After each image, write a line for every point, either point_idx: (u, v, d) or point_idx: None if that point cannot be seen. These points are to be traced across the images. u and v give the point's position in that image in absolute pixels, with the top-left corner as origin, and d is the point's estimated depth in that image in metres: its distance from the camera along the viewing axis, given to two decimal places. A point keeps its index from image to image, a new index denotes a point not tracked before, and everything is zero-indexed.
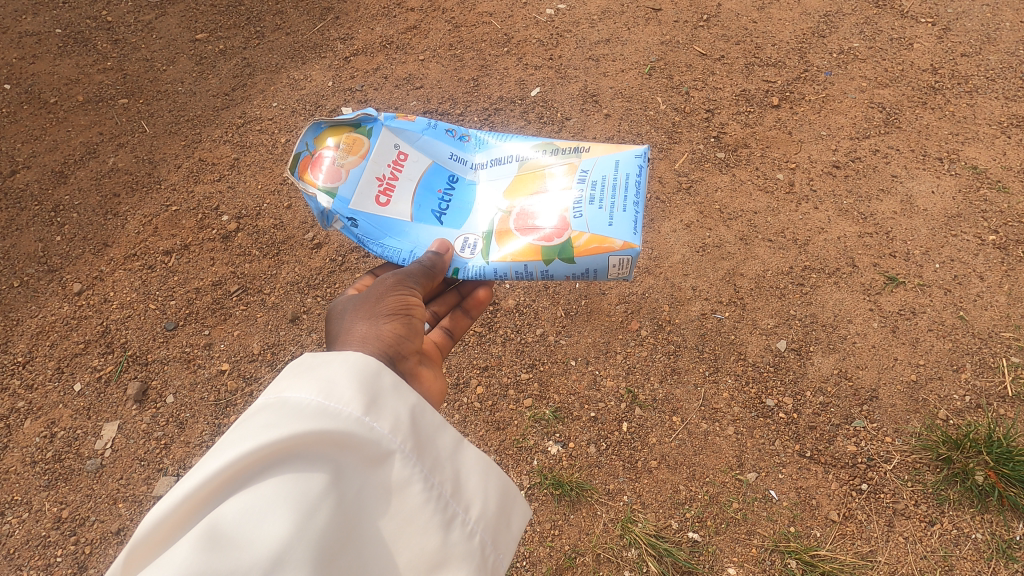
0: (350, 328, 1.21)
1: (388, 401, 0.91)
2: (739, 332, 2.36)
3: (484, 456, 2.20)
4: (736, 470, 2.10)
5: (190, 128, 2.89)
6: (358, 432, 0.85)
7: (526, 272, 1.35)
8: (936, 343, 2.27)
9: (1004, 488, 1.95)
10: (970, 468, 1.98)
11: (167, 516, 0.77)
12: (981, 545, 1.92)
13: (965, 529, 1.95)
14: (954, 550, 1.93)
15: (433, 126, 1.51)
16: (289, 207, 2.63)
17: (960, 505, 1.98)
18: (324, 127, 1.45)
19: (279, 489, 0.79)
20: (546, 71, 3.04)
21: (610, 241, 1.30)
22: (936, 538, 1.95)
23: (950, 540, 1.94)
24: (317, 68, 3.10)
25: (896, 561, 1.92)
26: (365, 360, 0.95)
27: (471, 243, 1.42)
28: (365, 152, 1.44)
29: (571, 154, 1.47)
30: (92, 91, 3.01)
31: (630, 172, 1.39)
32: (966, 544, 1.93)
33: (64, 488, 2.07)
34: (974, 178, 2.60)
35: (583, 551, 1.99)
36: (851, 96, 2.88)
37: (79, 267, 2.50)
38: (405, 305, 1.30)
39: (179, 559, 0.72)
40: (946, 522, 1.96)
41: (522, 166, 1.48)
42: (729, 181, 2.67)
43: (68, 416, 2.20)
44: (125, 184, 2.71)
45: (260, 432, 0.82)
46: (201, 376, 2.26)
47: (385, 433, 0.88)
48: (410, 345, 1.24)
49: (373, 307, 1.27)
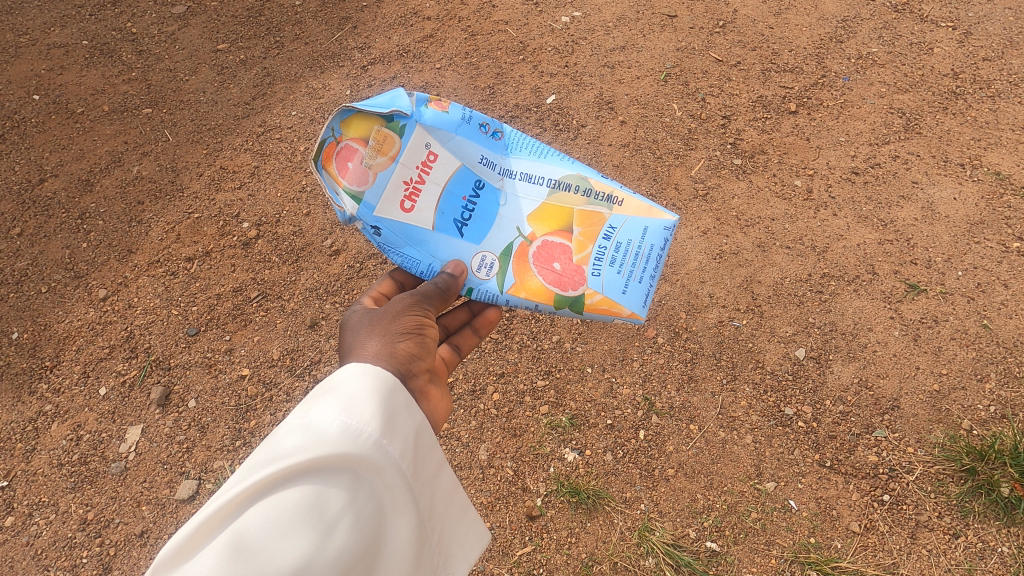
0: (363, 344, 1.21)
1: (397, 427, 0.95)
2: (757, 339, 2.34)
3: (501, 463, 2.20)
4: (754, 479, 2.09)
5: (212, 136, 2.94)
6: (375, 456, 0.89)
7: (534, 308, 1.37)
8: (959, 352, 2.24)
9: None
10: (996, 480, 1.95)
11: (204, 522, 0.78)
12: (1007, 559, 1.88)
13: (990, 543, 1.91)
14: (979, 563, 1.89)
15: (467, 121, 1.37)
16: (308, 214, 2.67)
17: (985, 518, 1.94)
18: (352, 113, 1.32)
19: (306, 502, 0.82)
20: (561, 78, 3.05)
21: (619, 307, 1.36)
22: (960, 551, 1.91)
23: (974, 553, 1.91)
24: (336, 77, 3.15)
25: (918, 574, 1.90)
26: (379, 382, 0.99)
27: (488, 263, 1.37)
28: (394, 153, 1.34)
29: (603, 201, 1.39)
30: (116, 101, 3.08)
31: (655, 245, 1.38)
32: (992, 557, 1.89)
33: (89, 490, 2.11)
34: (997, 184, 2.56)
35: (600, 560, 1.99)
36: (869, 101, 2.86)
37: (104, 274, 2.55)
38: (420, 324, 1.29)
39: (215, 568, 0.74)
40: (971, 535, 1.93)
41: (552, 195, 1.39)
42: (746, 188, 2.66)
43: (93, 419, 2.24)
44: (149, 192, 2.76)
45: (289, 448, 0.85)
46: (223, 381, 2.29)
47: (394, 456, 0.92)
48: (422, 365, 1.23)
49: (388, 325, 1.27)
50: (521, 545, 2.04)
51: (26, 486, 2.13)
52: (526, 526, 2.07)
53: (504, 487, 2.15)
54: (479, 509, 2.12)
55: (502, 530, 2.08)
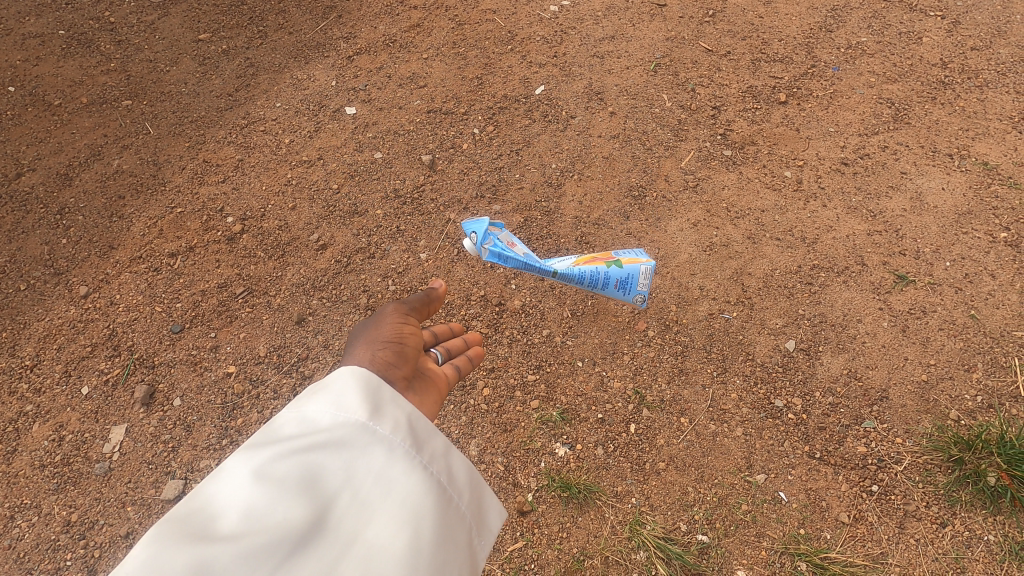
0: (342, 360, 1.10)
1: (387, 415, 0.91)
2: (747, 332, 2.33)
3: (492, 458, 2.17)
4: (745, 471, 2.08)
5: (193, 129, 2.89)
6: (356, 437, 0.86)
7: None
8: (947, 343, 2.25)
9: (1017, 489, 1.93)
10: (982, 469, 1.96)
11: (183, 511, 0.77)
12: (993, 547, 1.90)
13: (977, 531, 1.93)
14: (966, 551, 1.91)
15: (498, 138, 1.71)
16: (293, 208, 2.64)
17: (972, 507, 1.96)
18: None
19: (284, 482, 0.79)
20: (550, 68, 3.02)
21: None
22: (947, 539, 1.93)
23: (961, 541, 1.92)
24: (321, 67, 3.10)
25: (906, 563, 1.90)
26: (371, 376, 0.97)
27: None
28: None
29: None
30: (95, 93, 3.01)
31: None
32: (979, 546, 1.91)
33: (73, 491, 2.06)
34: (985, 174, 2.57)
35: (591, 554, 1.98)
36: (859, 91, 2.86)
37: (85, 270, 2.50)
38: (400, 334, 1.18)
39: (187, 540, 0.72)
40: (958, 523, 1.94)
41: None
42: (736, 178, 2.65)
43: (76, 419, 2.19)
44: (130, 186, 2.71)
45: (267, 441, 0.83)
46: (208, 379, 2.25)
47: (383, 437, 0.88)
48: (402, 373, 1.11)
49: (368, 338, 1.15)
50: (512, 541, 2.03)
51: (7, 488, 2.08)
52: (517, 521, 2.05)
53: (495, 482, 2.13)
54: None
55: None
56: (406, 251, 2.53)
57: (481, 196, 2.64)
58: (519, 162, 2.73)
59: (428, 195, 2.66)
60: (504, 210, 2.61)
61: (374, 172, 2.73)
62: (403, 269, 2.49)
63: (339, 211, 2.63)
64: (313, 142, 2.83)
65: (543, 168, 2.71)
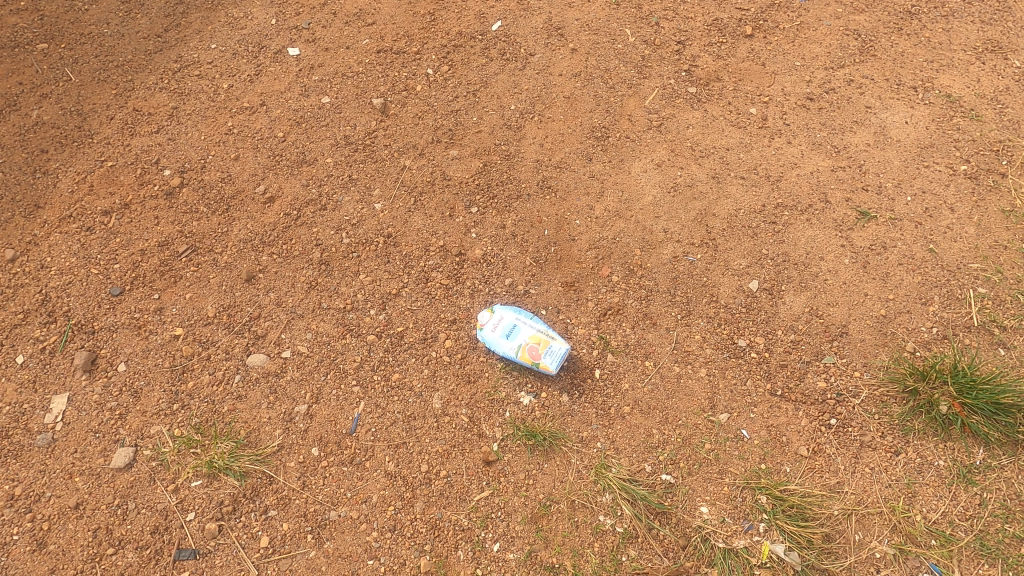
0: None
1: None
2: (711, 273, 2.30)
3: (455, 411, 2.06)
4: (708, 412, 2.06)
5: (120, 75, 2.70)
6: None
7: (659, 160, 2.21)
8: (906, 277, 2.25)
9: (966, 416, 1.95)
10: (935, 398, 1.98)
11: None
12: (943, 472, 1.93)
13: (929, 457, 1.95)
14: (918, 477, 1.93)
15: None
16: (236, 158, 2.51)
17: (924, 435, 1.98)
18: None
19: None
20: (507, 2, 2.96)
21: None
22: (900, 466, 1.95)
23: (913, 468, 1.94)
24: (258, 4, 2.96)
25: (862, 491, 1.92)
26: None
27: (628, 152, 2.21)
28: None
29: None
30: (5, 36, 2.75)
31: None
32: (929, 471, 1.93)
33: (14, 466, 1.93)
34: (947, 106, 2.59)
35: (557, 499, 1.92)
36: (825, 23, 2.86)
37: (9, 232, 2.32)
38: None
39: None
40: (910, 451, 1.97)
41: None
42: (701, 117, 2.62)
43: (12, 390, 2.04)
44: (53, 139, 2.52)
45: None
46: (154, 343, 2.13)
47: None
48: None
49: None
50: (477, 490, 1.93)
51: None
52: (482, 471, 1.96)
53: (459, 434, 2.02)
54: (433, 459, 1.98)
55: (459, 477, 1.95)
56: (359, 201, 2.43)
57: (437, 141, 2.57)
58: (476, 104, 2.66)
59: (381, 141, 2.56)
60: (460, 154, 2.54)
61: (322, 116, 2.62)
62: (357, 221, 2.39)
63: (286, 159, 2.51)
64: (254, 87, 2.69)
65: (502, 110, 2.64)
